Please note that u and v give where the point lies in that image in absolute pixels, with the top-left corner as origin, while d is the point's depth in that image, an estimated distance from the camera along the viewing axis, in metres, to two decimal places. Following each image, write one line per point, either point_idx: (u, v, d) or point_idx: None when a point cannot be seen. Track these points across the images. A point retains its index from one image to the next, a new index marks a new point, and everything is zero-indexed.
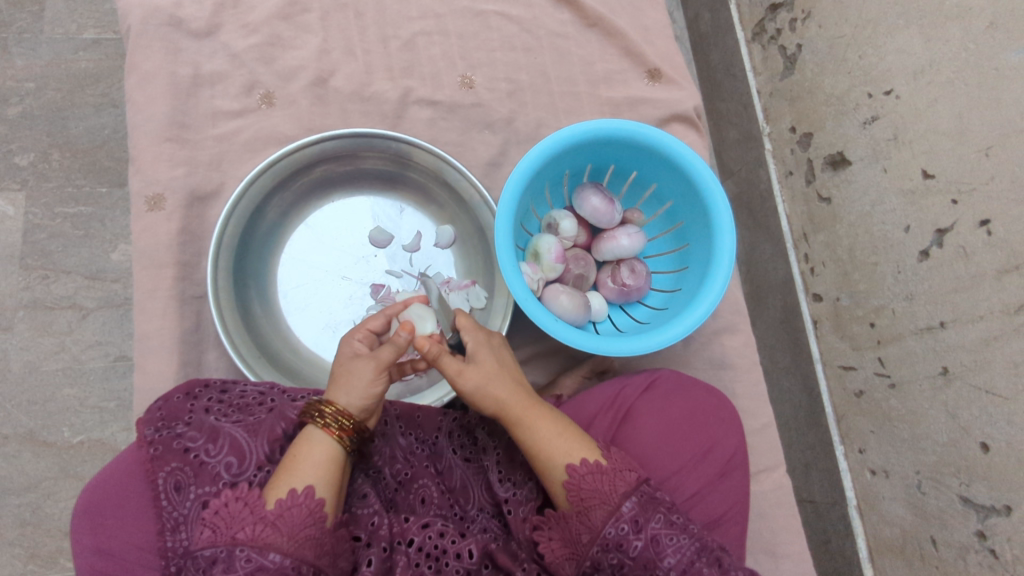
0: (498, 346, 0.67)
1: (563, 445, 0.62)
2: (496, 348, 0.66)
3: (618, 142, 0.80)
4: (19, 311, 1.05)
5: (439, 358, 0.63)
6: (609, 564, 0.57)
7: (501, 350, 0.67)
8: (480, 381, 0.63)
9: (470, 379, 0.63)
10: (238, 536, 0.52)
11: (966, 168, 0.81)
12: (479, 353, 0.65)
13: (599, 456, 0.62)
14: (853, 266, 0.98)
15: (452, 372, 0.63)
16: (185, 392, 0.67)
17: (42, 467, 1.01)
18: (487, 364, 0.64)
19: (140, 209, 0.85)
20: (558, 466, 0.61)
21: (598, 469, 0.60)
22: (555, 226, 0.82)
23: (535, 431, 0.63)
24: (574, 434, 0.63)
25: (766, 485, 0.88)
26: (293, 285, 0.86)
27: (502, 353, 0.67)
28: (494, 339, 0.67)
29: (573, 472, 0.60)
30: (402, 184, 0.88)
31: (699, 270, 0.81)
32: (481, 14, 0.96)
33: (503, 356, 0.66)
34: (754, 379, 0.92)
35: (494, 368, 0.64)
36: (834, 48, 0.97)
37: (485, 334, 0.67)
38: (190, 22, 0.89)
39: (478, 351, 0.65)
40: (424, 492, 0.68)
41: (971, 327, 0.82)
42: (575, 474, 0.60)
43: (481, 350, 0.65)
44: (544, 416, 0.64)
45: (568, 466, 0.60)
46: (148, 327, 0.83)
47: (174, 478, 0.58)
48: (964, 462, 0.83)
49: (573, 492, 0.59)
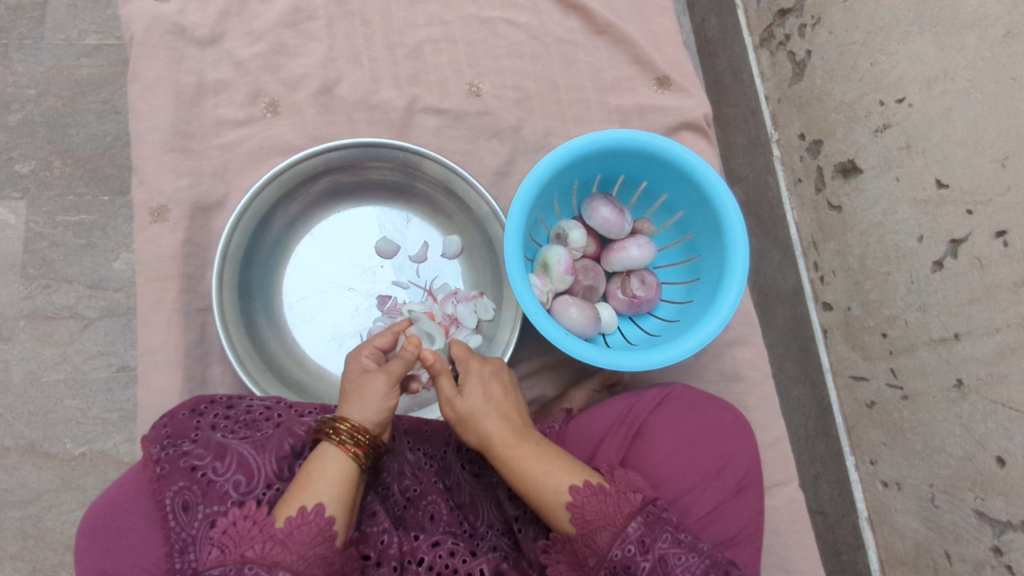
0: (490, 376, 0.65)
1: (551, 483, 0.59)
2: (486, 377, 0.64)
3: (628, 153, 0.79)
4: (20, 321, 1.04)
5: (439, 376, 0.64)
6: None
7: (491, 379, 0.65)
8: (464, 413, 0.63)
9: (456, 409, 0.63)
10: (246, 555, 0.50)
11: (981, 178, 0.80)
12: (466, 385, 0.63)
13: (601, 479, 0.61)
14: (864, 276, 0.97)
15: (444, 397, 0.64)
16: (190, 408, 0.66)
17: (44, 479, 1.00)
18: (472, 398, 0.63)
19: (144, 220, 0.84)
20: (546, 503, 0.59)
21: (601, 490, 0.58)
22: (563, 236, 0.81)
23: (519, 469, 0.60)
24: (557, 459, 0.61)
25: (779, 499, 0.87)
26: (298, 297, 0.84)
27: (492, 385, 0.64)
28: (486, 367, 0.65)
29: (576, 493, 0.58)
30: (409, 194, 0.87)
31: (710, 282, 0.80)
32: (488, 20, 0.95)
33: (493, 387, 0.64)
34: (765, 391, 0.90)
35: (478, 403, 0.62)
36: (845, 55, 0.96)
37: (477, 362, 0.65)
38: (194, 30, 0.88)
39: (465, 382, 0.63)
40: (433, 509, 0.67)
41: (986, 339, 0.81)
42: (578, 496, 0.58)
43: (470, 378, 0.64)
44: (529, 455, 0.60)
45: (571, 489, 0.58)
46: (153, 340, 0.82)
47: (181, 497, 0.57)
48: (980, 476, 0.82)
49: (576, 516, 0.57)
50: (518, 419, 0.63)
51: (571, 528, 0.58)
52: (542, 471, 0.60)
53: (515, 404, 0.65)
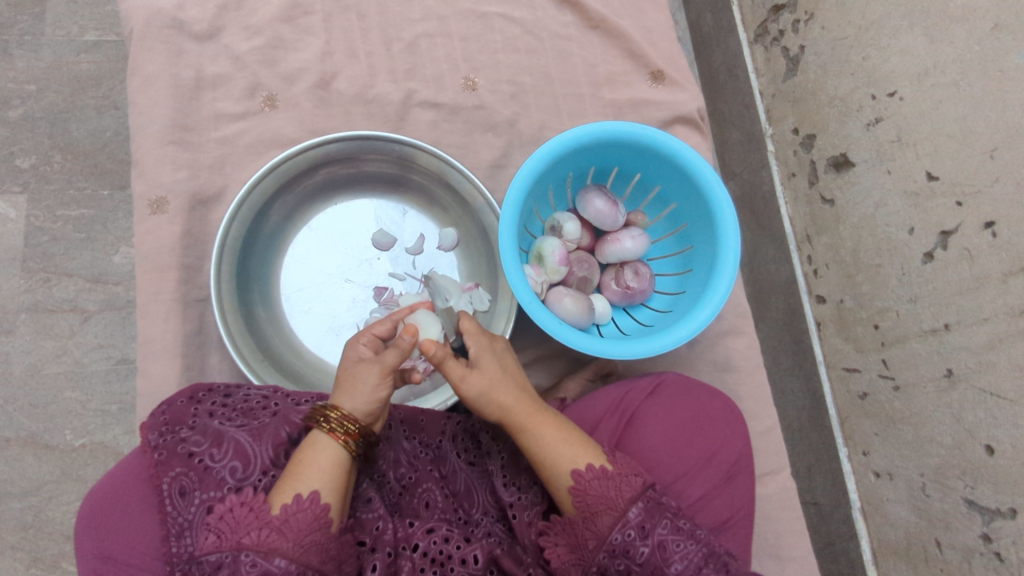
0: (502, 350, 0.66)
1: (569, 452, 0.62)
2: (499, 351, 0.65)
3: (621, 145, 0.80)
4: (20, 313, 1.05)
5: (445, 361, 0.62)
6: (615, 570, 0.57)
7: (504, 353, 0.66)
8: (483, 388, 0.62)
9: (472, 386, 0.62)
10: (243, 541, 0.52)
11: (970, 170, 0.81)
12: (482, 358, 0.63)
13: (605, 462, 0.62)
14: (856, 268, 0.98)
15: (455, 378, 0.62)
16: (188, 396, 0.66)
17: (44, 470, 1.01)
18: (490, 369, 0.63)
19: (143, 212, 0.85)
20: (563, 472, 0.61)
21: (604, 474, 0.60)
22: (558, 229, 0.82)
23: (537, 437, 0.63)
24: (578, 441, 0.63)
25: (771, 488, 0.88)
26: (296, 288, 0.85)
27: (505, 358, 0.65)
28: (498, 343, 0.66)
29: (579, 477, 0.59)
30: (405, 186, 0.88)
31: (703, 272, 0.81)
32: (484, 16, 0.96)
33: (505, 360, 0.65)
34: (757, 382, 0.91)
35: (496, 375, 0.63)
36: (837, 50, 0.97)
37: (488, 338, 0.65)
38: (192, 24, 0.89)
39: (480, 357, 0.63)
40: (428, 496, 0.68)
41: (975, 329, 0.82)
42: (581, 480, 0.59)
43: (484, 355, 0.64)
44: (547, 424, 0.63)
45: (574, 473, 0.60)
46: (152, 331, 0.83)
47: (178, 483, 0.58)
48: (969, 465, 0.83)
49: (579, 498, 0.59)
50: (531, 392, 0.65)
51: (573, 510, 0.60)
52: (560, 441, 0.62)
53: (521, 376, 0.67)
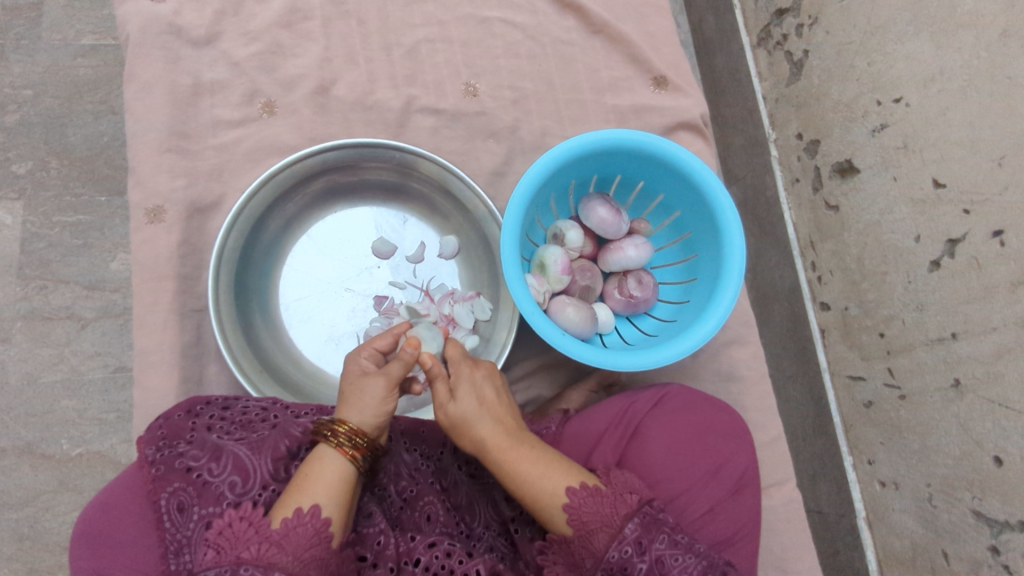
0: (482, 378, 0.64)
1: (547, 486, 0.59)
2: (478, 382, 0.63)
3: (624, 152, 0.79)
4: (17, 322, 1.04)
5: (435, 381, 0.63)
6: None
7: (484, 383, 0.63)
8: (459, 418, 0.62)
9: (450, 414, 0.62)
10: (242, 555, 0.50)
11: (978, 178, 0.80)
12: (459, 389, 0.62)
13: (597, 481, 0.61)
14: (861, 275, 0.97)
15: (437, 401, 0.63)
16: (186, 409, 0.65)
17: (40, 480, 1.00)
18: (465, 403, 0.62)
19: (140, 221, 0.84)
20: (545, 508, 0.59)
21: (598, 492, 0.59)
22: (560, 237, 0.81)
23: (514, 473, 0.60)
24: (556, 465, 0.61)
25: (776, 500, 0.87)
26: (295, 298, 0.84)
27: (485, 388, 0.63)
28: (478, 370, 0.64)
29: (572, 495, 0.58)
30: (406, 194, 0.87)
31: (707, 282, 0.80)
32: (485, 20, 0.95)
33: (486, 390, 0.63)
34: (762, 391, 0.90)
35: (472, 409, 0.62)
36: (842, 54, 0.96)
37: (468, 365, 0.64)
38: (190, 30, 0.88)
39: (457, 388, 0.62)
40: (430, 509, 0.67)
41: (983, 338, 0.81)
42: (574, 498, 0.58)
43: (461, 385, 0.63)
44: (524, 459, 0.60)
45: (568, 490, 0.58)
46: (149, 341, 0.82)
47: (177, 498, 0.57)
48: (977, 476, 0.82)
49: (573, 517, 0.57)
50: (513, 421, 0.63)
51: (568, 529, 0.58)
52: (538, 475, 0.60)
53: (508, 405, 0.64)
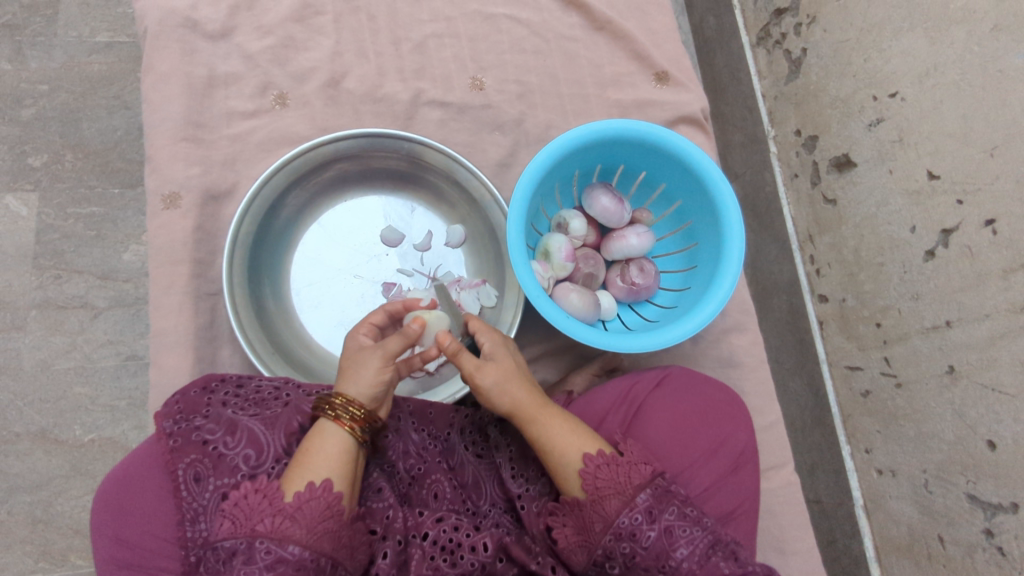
0: (513, 350, 0.69)
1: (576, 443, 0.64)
2: (511, 351, 0.69)
3: (627, 142, 0.81)
4: (31, 309, 1.06)
5: (460, 352, 0.65)
6: (620, 553, 0.59)
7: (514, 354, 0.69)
8: (498, 378, 0.65)
9: (488, 375, 0.65)
10: (257, 528, 0.52)
11: (970, 168, 0.82)
12: (496, 353, 0.66)
13: (613, 450, 0.64)
14: (858, 267, 0.99)
15: (470, 368, 0.65)
16: (202, 386, 0.68)
17: (53, 465, 1.02)
18: (503, 363, 0.66)
19: (156, 207, 0.86)
20: (572, 459, 0.63)
21: (614, 461, 0.61)
22: (564, 226, 0.83)
23: (548, 431, 0.64)
24: (585, 430, 0.65)
25: (775, 483, 0.89)
26: (305, 284, 0.86)
27: (516, 357, 0.69)
28: (509, 344, 0.69)
29: (588, 461, 0.61)
30: (414, 183, 0.89)
31: (708, 268, 0.82)
32: (491, 17, 0.97)
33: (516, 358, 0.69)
34: (762, 378, 0.92)
35: (511, 371, 0.66)
36: (839, 52, 0.99)
37: (498, 339, 0.69)
38: (206, 24, 0.90)
39: (494, 352, 0.66)
40: (437, 487, 0.69)
41: (977, 325, 0.82)
42: (590, 464, 0.61)
43: (499, 349, 0.67)
44: (557, 417, 0.65)
45: (584, 457, 0.62)
46: (164, 323, 0.84)
47: (193, 469, 0.59)
48: (971, 460, 0.84)
49: (588, 483, 0.61)
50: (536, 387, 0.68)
51: (581, 492, 0.62)
52: (570, 433, 0.64)
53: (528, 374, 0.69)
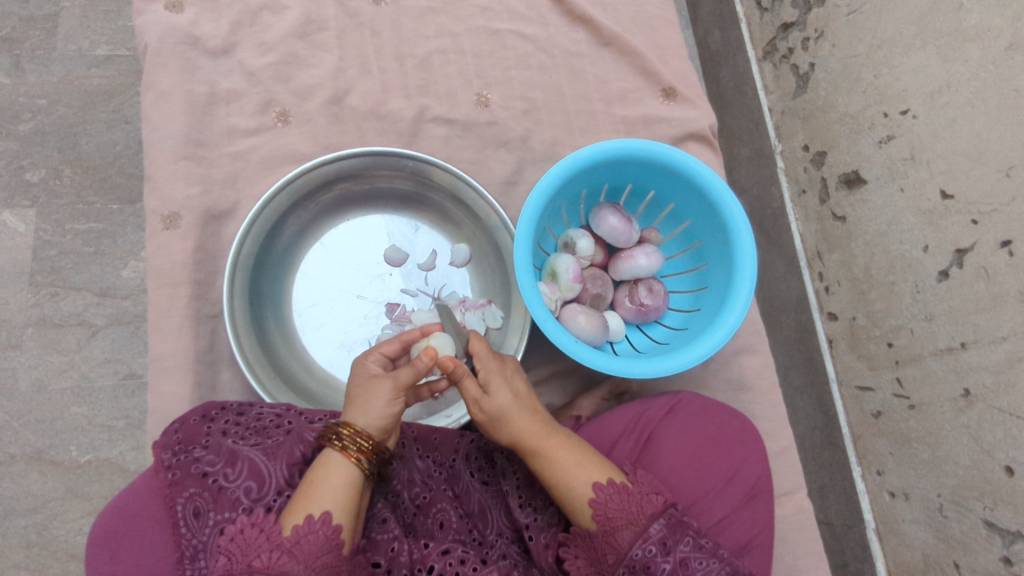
0: (512, 372, 0.64)
1: (581, 474, 0.61)
2: (509, 375, 0.63)
3: (635, 162, 0.80)
4: (28, 328, 1.04)
5: (463, 378, 0.62)
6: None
7: (514, 377, 0.64)
8: (494, 412, 0.62)
9: (485, 408, 0.62)
10: (253, 564, 0.50)
11: (985, 188, 0.81)
12: (490, 384, 0.62)
13: (624, 478, 0.62)
14: (869, 285, 0.97)
15: (471, 398, 0.62)
16: (202, 414, 0.66)
17: (49, 487, 1.00)
18: (500, 396, 0.62)
19: (156, 227, 0.85)
20: (577, 492, 0.60)
21: (625, 489, 0.60)
22: (572, 245, 0.81)
23: (552, 460, 0.62)
24: (592, 462, 0.62)
25: (787, 509, 0.87)
26: (308, 305, 0.85)
27: (515, 381, 0.64)
28: (507, 365, 0.64)
29: (599, 490, 0.59)
30: (419, 203, 0.88)
31: (718, 290, 0.80)
32: (496, 32, 0.96)
33: (516, 382, 0.64)
34: (773, 400, 0.90)
35: (508, 402, 0.62)
36: (848, 67, 0.97)
37: (497, 361, 0.63)
38: (206, 40, 0.89)
39: (489, 382, 0.62)
40: (442, 516, 0.67)
41: (993, 347, 0.81)
42: (601, 493, 0.59)
43: (493, 378, 0.62)
44: (561, 446, 0.62)
45: (594, 486, 0.60)
46: (163, 346, 0.82)
47: (193, 503, 0.57)
48: (988, 485, 0.82)
49: (599, 512, 0.59)
50: (543, 410, 0.64)
51: (593, 524, 0.60)
52: (574, 463, 0.61)
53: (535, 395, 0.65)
